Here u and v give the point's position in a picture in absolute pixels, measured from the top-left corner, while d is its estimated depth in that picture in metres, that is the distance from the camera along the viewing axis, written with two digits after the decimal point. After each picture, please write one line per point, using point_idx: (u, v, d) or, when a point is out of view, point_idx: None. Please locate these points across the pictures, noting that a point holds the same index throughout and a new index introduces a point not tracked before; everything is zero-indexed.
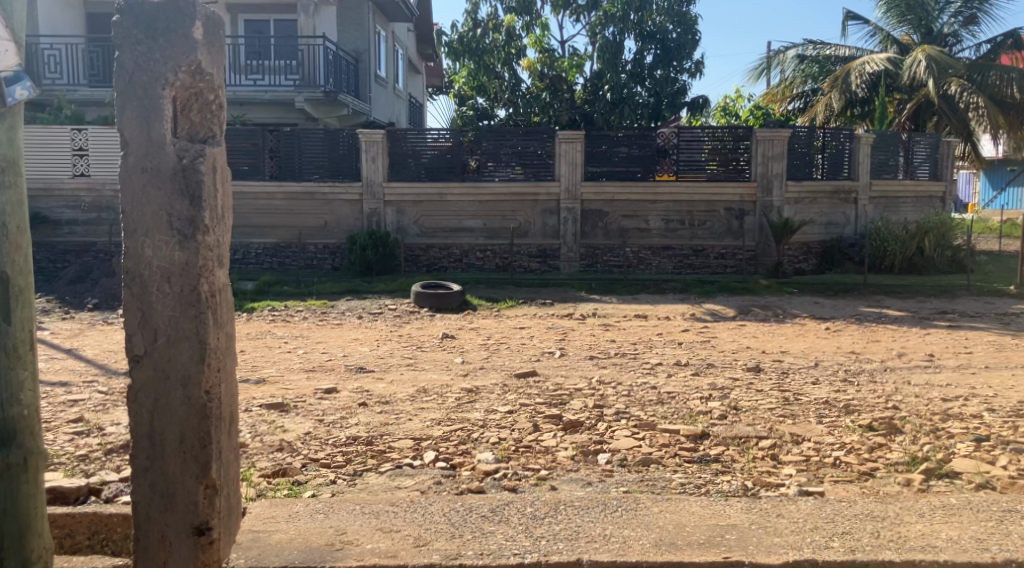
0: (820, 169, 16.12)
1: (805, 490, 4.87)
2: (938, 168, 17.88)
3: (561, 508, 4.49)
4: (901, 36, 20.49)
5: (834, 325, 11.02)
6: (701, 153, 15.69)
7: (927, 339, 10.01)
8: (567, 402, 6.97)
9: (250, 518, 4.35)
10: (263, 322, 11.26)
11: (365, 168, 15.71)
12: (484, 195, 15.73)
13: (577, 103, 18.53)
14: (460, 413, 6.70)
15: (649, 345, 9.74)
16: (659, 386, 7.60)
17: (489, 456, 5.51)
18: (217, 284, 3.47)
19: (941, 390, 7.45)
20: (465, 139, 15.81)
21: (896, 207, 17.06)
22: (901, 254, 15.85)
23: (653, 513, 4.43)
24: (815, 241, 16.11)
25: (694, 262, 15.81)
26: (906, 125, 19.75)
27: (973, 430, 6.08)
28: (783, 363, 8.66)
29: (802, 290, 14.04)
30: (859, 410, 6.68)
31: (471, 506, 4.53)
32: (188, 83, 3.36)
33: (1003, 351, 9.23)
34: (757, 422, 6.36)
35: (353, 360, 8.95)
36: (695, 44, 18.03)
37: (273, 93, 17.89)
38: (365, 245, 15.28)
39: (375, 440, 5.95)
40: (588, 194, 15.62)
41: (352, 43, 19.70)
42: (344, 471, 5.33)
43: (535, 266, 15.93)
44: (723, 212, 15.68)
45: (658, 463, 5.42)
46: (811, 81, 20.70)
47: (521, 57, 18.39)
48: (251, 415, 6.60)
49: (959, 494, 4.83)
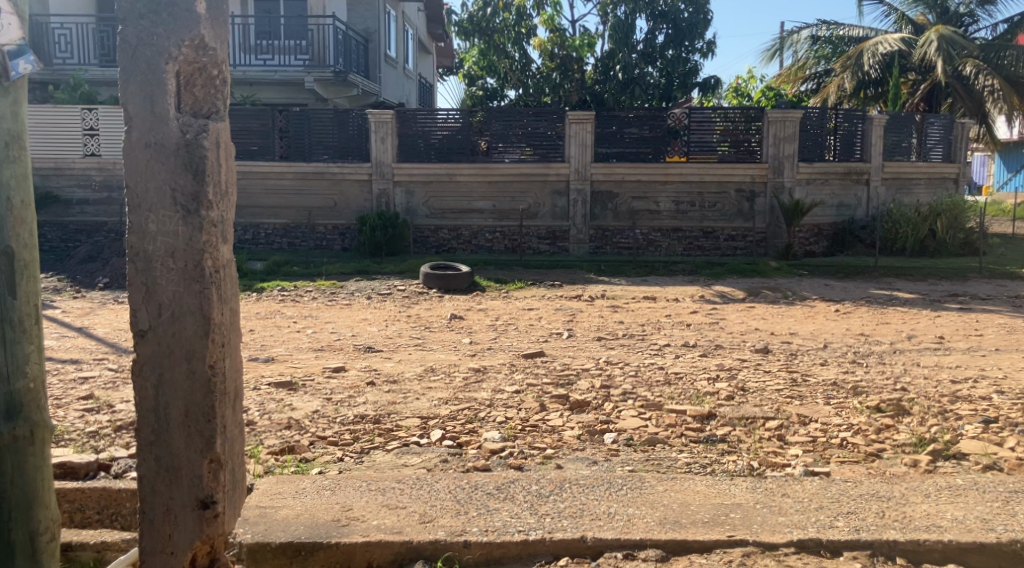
0: (831, 151, 16.00)
1: (810, 470, 4.88)
2: (952, 149, 17.66)
3: (566, 486, 4.52)
4: (916, 15, 20.18)
5: (844, 307, 10.98)
6: (713, 134, 15.57)
7: (938, 321, 9.95)
8: (575, 383, 6.98)
9: (258, 495, 4.39)
10: (272, 302, 11.30)
11: (375, 149, 15.70)
12: (494, 176, 15.68)
13: (587, 84, 18.43)
14: (467, 392, 6.72)
15: (657, 327, 9.72)
16: (666, 367, 7.61)
17: (495, 435, 5.54)
18: (222, 259, 3.47)
19: (948, 372, 7.43)
20: (474, 120, 15.75)
21: (909, 189, 16.94)
22: (913, 236, 15.73)
23: (658, 491, 4.45)
24: (826, 224, 16.02)
25: (704, 244, 15.74)
26: (919, 105, 19.59)
27: (980, 412, 6.05)
28: (792, 345, 8.63)
29: (813, 273, 13.96)
30: (867, 392, 6.66)
31: (477, 483, 4.55)
32: (191, 57, 3.34)
33: (1014, 334, 9.15)
34: (764, 403, 6.35)
35: (361, 339, 8.98)
36: (706, 23, 17.88)
37: (282, 73, 17.84)
38: (375, 226, 15.27)
39: (383, 418, 5.98)
40: (598, 174, 15.55)
41: (362, 22, 19.70)
42: (351, 449, 5.35)
43: (544, 247, 15.92)
44: (733, 193, 15.58)
45: (664, 442, 5.44)
46: (824, 62, 20.50)
47: (532, 37, 18.24)
48: (260, 392, 6.67)
49: (966, 474, 4.82)
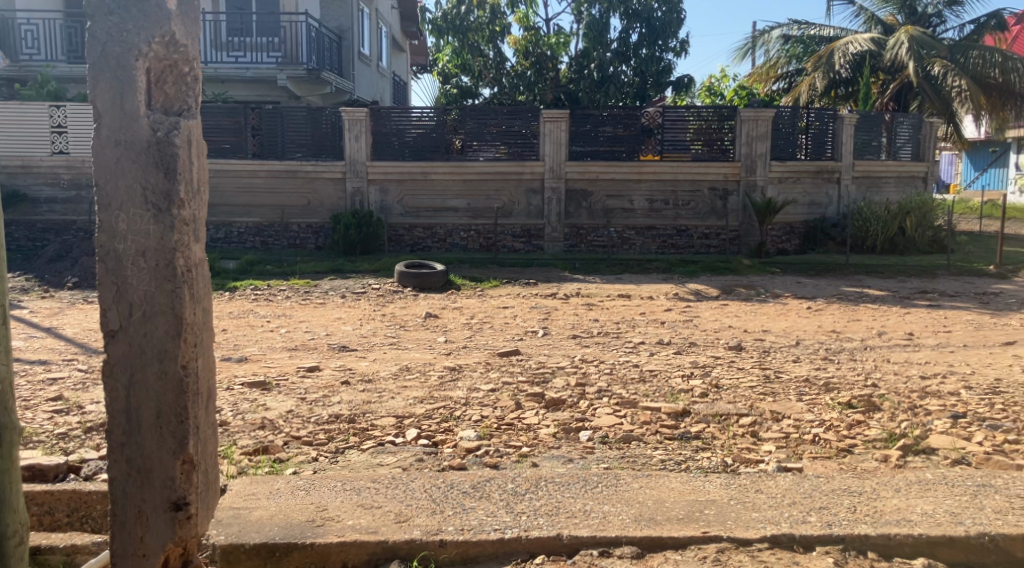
0: (803, 149, 16.15)
1: (784, 466, 4.94)
2: (921, 148, 17.94)
3: (542, 484, 4.52)
4: (885, 16, 20.45)
5: (815, 304, 11.11)
6: (686, 133, 15.65)
7: (908, 318, 10.10)
8: (550, 381, 6.99)
9: (231, 496, 4.35)
10: (245, 301, 11.21)
11: (348, 147, 15.63)
12: (468, 174, 15.66)
13: (561, 82, 18.47)
14: (442, 391, 6.70)
15: (632, 325, 9.77)
16: (641, 364, 7.66)
17: (471, 434, 5.53)
18: (194, 259, 3.44)
19: (918, 368, 7.53)
20: (449, 118, 15.71)
21: (879, 187, 17.18)
22: (883, 233, 15.94)
23: (633, 488, 4.47)
24: (798, 222, 16.20)
25: (678, 242, 15.83)
26: (889, 104, 19.87)
27: (949, 408, 6.14)
28: (765, 342, 8.71)
29: (785, 270, 14.11)
30: (839, 388, 6.73)
31: (453, 482, 4.54)
32: (162, 54, 3.29)
33: (981, 330, 9.31)
34: (738, 400, 6.40)
35: (335, 339, 8.93)
36: (680, 23, 17.96)
37: (255, 70, 17.66)
38: (349, 224, 15.19)
39: (358, 417, 5.95)
40: (573, 172, 15.58)
41: (335, 21, 19.66)
42: (326, 449, 5.32)
43: (519, 246, 15.93)
44: (707, 192, 15.68)
45: (639, 439, 5.47)
46: (796, 62, 20.67)
47: (506, 35, 18.24)
48: (233, 393, 6.59)
49: (935, 469, 4.90)
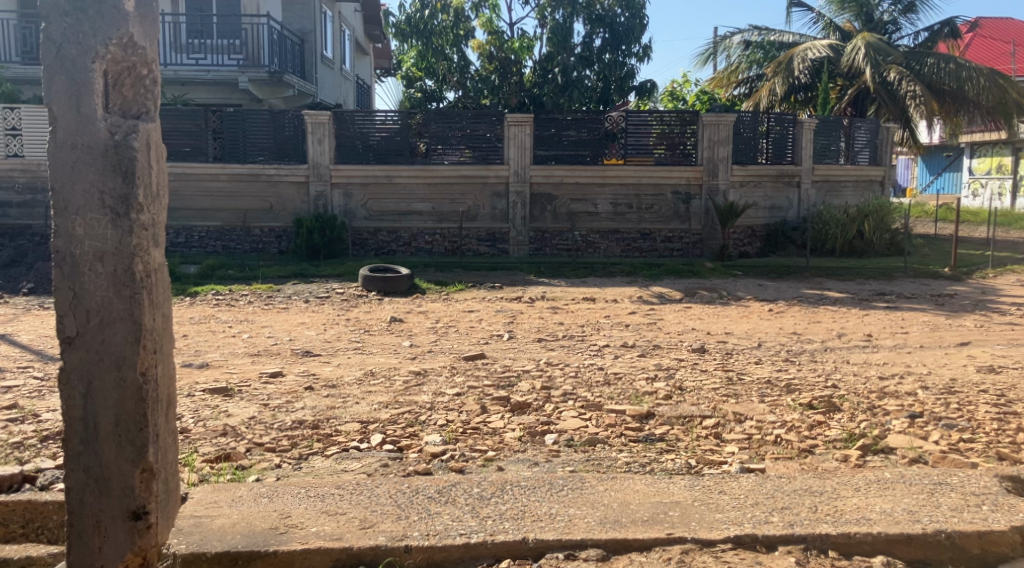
0: (764, 154, 16.39)
1: (746, 467, 5.00)
2: (878, 153, 18.30)
3: (507, 488, 4.52)
4: (842, 23, 20.89)
5: (777, 307, 11.27)
6: (649, 137, 15.78)
7: (866, 320, 10.30)
8: (516, 384, 7.00)
9: (192, 504, 4.28)
10: (206, 306, 11.05)
11: (311, 151, 15.51)
12: (433, 178, 15.62)
13: (525, 86, 18.50)
14: (407, 396, 6.67)
15: (596, 328, 9.82)
16: (606, 367, 7.71)
17: (436, 438, 5.52)
18: (153, 264, 3.38)
19: (876, 369, 7.68)
20: (413, 121, 15.66)
21: (838, 191, 17.49)
22: (842, 236, 16.23)
23: (599, 491, 4.49)
24: (759, 226, 16.43)
25: (642, 245, 15.96)
26: (847, 110, 20.22)
27: (907, 408, 6.27)
28: (727, 344, 8.82)
29: (747, 273, 14.30)
30: (800, 389, 6.84)
31: (418, 488, 4.52)
32: (119, 56, 3.24)
33: (937, 331, 9.52)
34: (701, 402, 6.47)
35: (299, 344, 8.84)
36: (643, 28, 18.11)
37: (215, 73, 17.43)
38: (312, 228, 15.07)
39: (322, 423, 5.90)
40: (537, 176, 15.62)
41: (298, 23, 19.53)
42: (289, 455, 5.26)
43: (484, 249, 15.93)
44: (670, 196, 15.83)
45: (604, 442, 5.51)
46: (756, 67, 20.97)
47: (470, 39, 18.21)
48: (194, 399, 6.49)
49: (894, 468, 5.00)
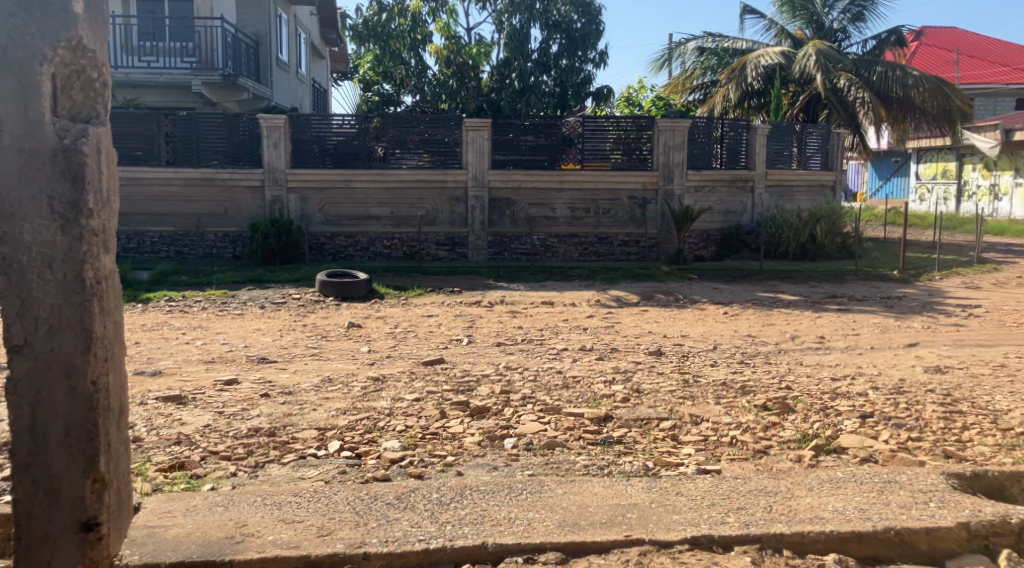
0: (718, 159, 16.66)
1: (703, 468, 5.08)
2: (829, 158, 18.70)
3: (467, 493, 4.52)
4: (794, 30, 21.31)
5: (732, 310, 11.45)
6: (606, 143, 15.91)
7: (819, 322, 10.51)
8: (475, 389, 6.99)
9: (145, 514, 4.20)
10: (159, 313, 10.85)
11: (267, 155, 15.33)
12: (390, 182, 15.55)
13: (483, 91, 18.52)
14: (366, 402, 6.63)
15: (555, 331, 9.87)
16: (565, 371, 7.75)
17: (395, 444, 5.49)
18: (104, 270, 3.32)
19: (829, 370, 7.84)
20: (371, 126, 15.56)
21: (790, 196, 17.82)
22: (795, 240, 16.54)
23: (557, 494, 4.51)
24: (714, 230, 16.67)
25: (599, 249, 16.07)
26: (799, 115, 20.59)
27: (858, 408, 6.41)
28: (684, 347, 8.93)
29: (702, 277, 14.48)
30: (755, 391, 6.96)
31: (376, 494, 4.49)
32: (68, 59, 3.17)
33: (887, 333, 9.77)
34: (658, 404, 6.55)
35: (254, 350, 8.72)
36: (599, 34, 18.29)
37: (167, 76, 17.15)
38: (267, 233, 14.89)
39: (278, 431, 5.83)
40: (496, 181, 15.65)
41: (252, 26, 19.15)
42: (245, 463, 5.19)
43: (442, 254, 15.90)
44: (626, 201, 15.97)
45: (563, 445, 5.54)
46: (711, 73, 21.30)
47: (427, 43, 18.14)
48: (147, 408, 6.37)
49: (845, 467, 5.11)
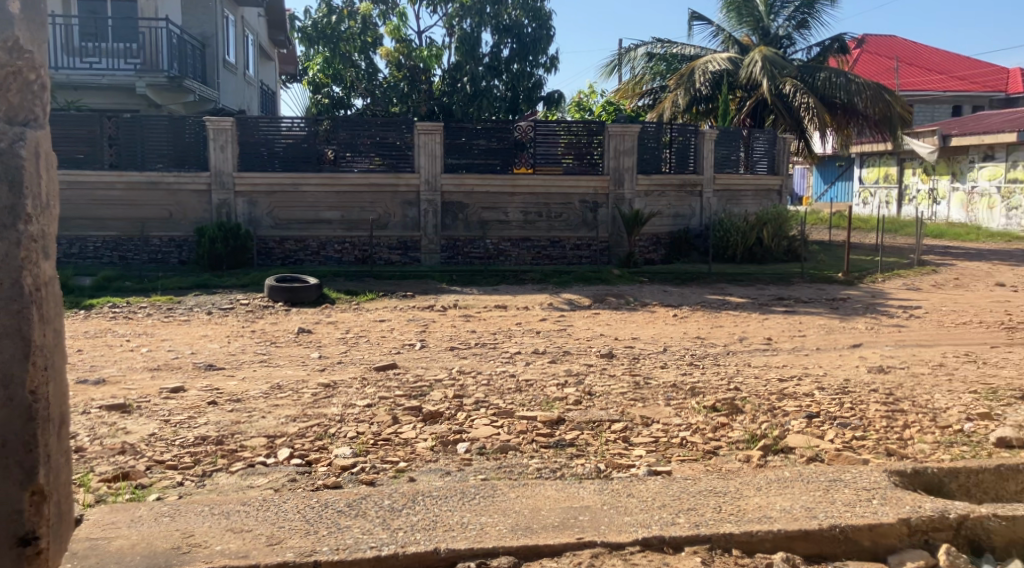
0: (668, 163, 16.86)
1: (653, 469, 5.13)
2: (775, 163, 19.06)
3: (419, 498, 4.50)
4: (741, 37, 21.65)
5: (682, 312, 11.60)
6: (558, 147, 16.00)
7: (766, 324, 10.71)
8: (428, 394, 6.96)
9: (87, 526, 4.08)
10: (102, 320, 10.58)
11: (214, 158, 15.08)
12: (340, 186, 15.40)
13: (435, 95, 18.47)
14: (316, 409, 6.54)
15: (508, 335, 9.88)
16: (518, 374, 7.76)
17: (346, 451, 5.44)
18: (43, 277, 3.22)
19: (776, 371, 8.00)
20: (320, 129, 15.40)
21: (738, 200, 18.13)
22: (742, 243, 16.82)
23: (510, 498, 4.51)
24: (664, 233, 16.88)
25: (551, 253, 16.12)
26: (745, 120, 20.93)
27: (804, 408, 6.54)
28: (635, 349, 9.01)
29: (652, 279, 14.65)
30: (704, 392, 7.06)
31: (327, 502, 4.44)
32: (3, 60, 3.07)
33: (831, 334, 10.00)
34: (610, 406, 6.60)
35: (202, 357, 8.55)
36: (549, 39, 18.38)
37: (110, 77, 16.76)
38: (215, 237, 14.63)
39: (227, 438, 5.72)
40: (448, 185, 15.62)
41: (198, 27, 18.94)
42: (192, 472, 5.09)
43: (394, 258, 15.79)
44: (578, 204, 16.07)
45: (515, 449, 5.54)
46: (660, 79, 21.55)
47: (378, 46, 18.15)
48: (89, 417, 6.20)
49: (792, 466, 5.21)
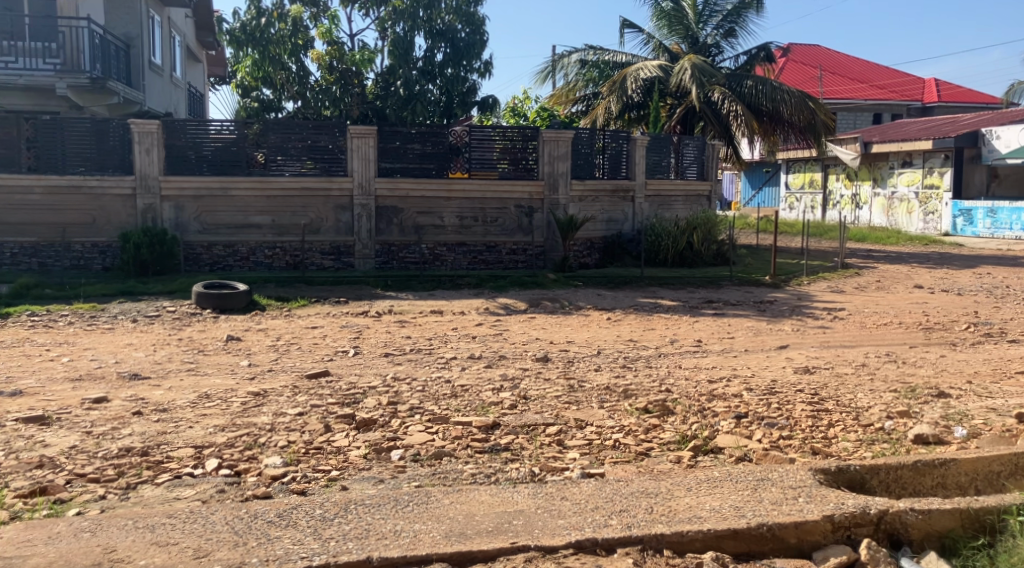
0: (601, 169, 17.06)
1: (587, 472, 5.17)
2: (705, 168, 19.48)
3: (352, 507, 4.44)
4: (672, 45, 22.04)
5: (615, 315, 11.75)
6: (493, 152, 16.04)
7: (696, 326, 10.92)
8: (361, 401, 6.88)
9: (1, 544, 3.91)
10: (19, 329, 10.15)
11: (138, 161, 14.66)
12: (272, 190, 15.13)
13: (367, 98, 18.35)
14: (246, 418, 6.40)
15: (443, 340, 9.84)
16: (453, 380, 7.72)
17: (277, 460, 5.33)
18: None
19: (706, 372, 8.17)
20: (250, 132, 15.12)
21: (669, 205, 18.45)
22: (673, 247, 17.13)
23: (444, 505, 4.49)
24: (598, 238, 17.07)
25: (487, 257, 16.11)
26: (676, 127, 21.33)
27: (733, 409, 6.69)
28: (569, 353, 9.08)
29: (587, 284, 14.79)
30: (637, 394, 7.16)
31: (257, 512, 4.35)
32: None
33: (759, 335, 10.26)
34: (545, 410, 6.63)
35: (126, 367, 8.28)
36: (483, 44, 18.40)
37: (28, 77, 16.13)
38: (140, 243, 14.21)
39: (152, 450, 5.55)
40: (382, 189, 15.49)
41: (122, 27, 18.40)
42: (115, 485, 4.92)
43: (327, 263, 15.56)
44: (513, 209, 16.12)
45: (450, 455, 5.52)
46: (592, 85, 21.81)
47: (309, 49, 17.94)
48: (4, 431, 5.94)
49: (722, 466, 5.31)
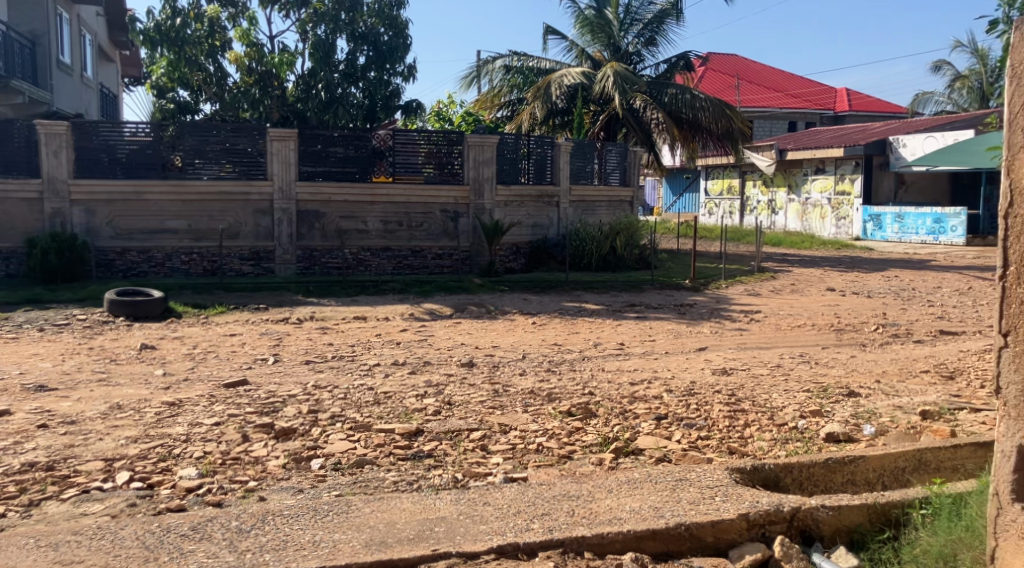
0: (526, 174, 17.18)
1: (509, 477, 5.18)
2: (628, 174, 19.79)
3: (269, 518, 4.34)
4: (595, 52, 22.34)
5: (539, 319, 11.82)
6: (418, 157, 15.95)
7: (619, 330, 11.09)
8: (280, 410, 6.73)
9: None
10: None
11: (46, 163, 14.12)
12: (189, 194, 14.73)
13: (288, 101, 18.04)
14: (159, 429, 6.19)
15: (367, 347, 9.72)
16: (376, 387, 7.63)
17: (191, 472, 5.18)
18: None
19: (628, 375, 8.29)
20: (166, 135, 14.69)
21: (593, 210, 18.68)
22: (597, 251, 17.35)
23: (364, 513, 4.44)
24: (524, 242, 17.17)
25: (413, 262, 15.98)
26: (599, 133, 21.64)
27: (653, 410, 6.81)
28: (493, 358, 9.09)
29: (513, 288, 14.85)
30: (560, 398, 7.22)
31: (169, 526, 4.20)
32: None
33: (679, 338, 10.48)
34: (468, 415, 6.62)
35: (30, 378, 7.92)
36: (406, 48, 18.31)
37: None
38: (48, 248, 13.62)
39: (58, 464, 5.32)
40: (304, 193, 15.24)
41: (28, 23, 17.64)
42: (16, 502, 4.69)
43: (248, 268, 15.20)
44: (439, 214, 16.05)
45: (372, 463, 5.45)
46: (517, 91, 21.92)
47: (227, 50, 17.52)
48: None
49: (642, 468, 5.40)
